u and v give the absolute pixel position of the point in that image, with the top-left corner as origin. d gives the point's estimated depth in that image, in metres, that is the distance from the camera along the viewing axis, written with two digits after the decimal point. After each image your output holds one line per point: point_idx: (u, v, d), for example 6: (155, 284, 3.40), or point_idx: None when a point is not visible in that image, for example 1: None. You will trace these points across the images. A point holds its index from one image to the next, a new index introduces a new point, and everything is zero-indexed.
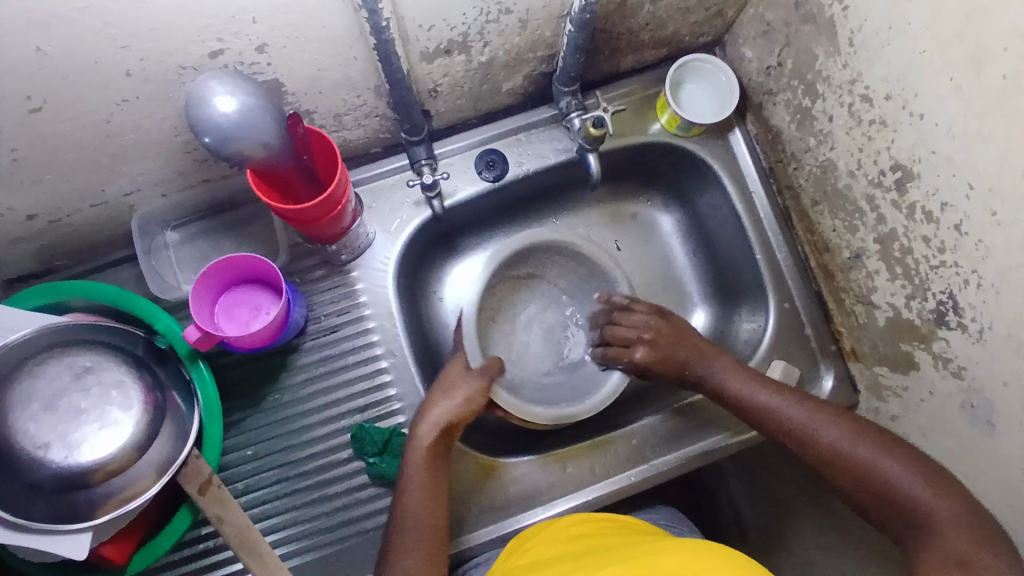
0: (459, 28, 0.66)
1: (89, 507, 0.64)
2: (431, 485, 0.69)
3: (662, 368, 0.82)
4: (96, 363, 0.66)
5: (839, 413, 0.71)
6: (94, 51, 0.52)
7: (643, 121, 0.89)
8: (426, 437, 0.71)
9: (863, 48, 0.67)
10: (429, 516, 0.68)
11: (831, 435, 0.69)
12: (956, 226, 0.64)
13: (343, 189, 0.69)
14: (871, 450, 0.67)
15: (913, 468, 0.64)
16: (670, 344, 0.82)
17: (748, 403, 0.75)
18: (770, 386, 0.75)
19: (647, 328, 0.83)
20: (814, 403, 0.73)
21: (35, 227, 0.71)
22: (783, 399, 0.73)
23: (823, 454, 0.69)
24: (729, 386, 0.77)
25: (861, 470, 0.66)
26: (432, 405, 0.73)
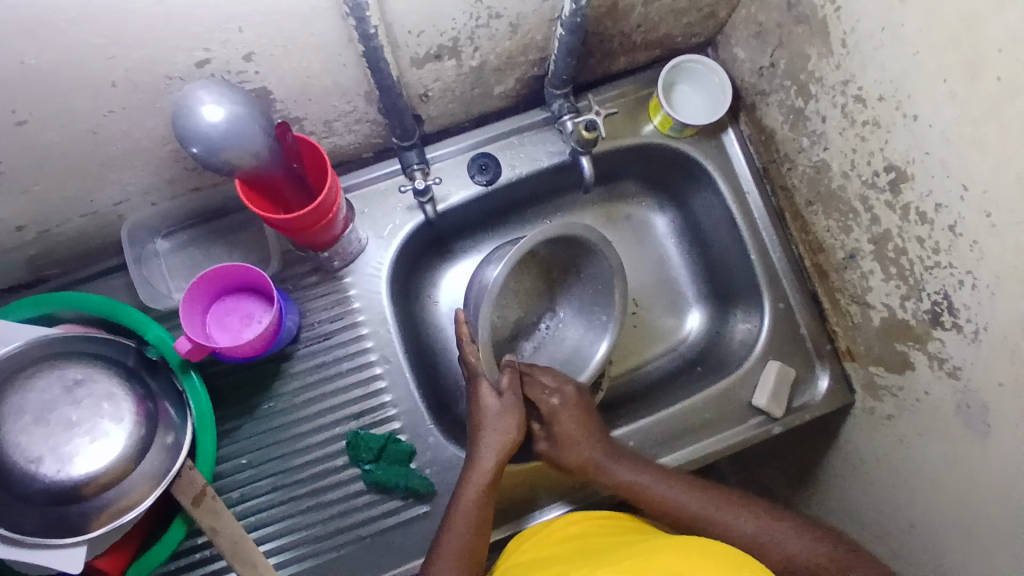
0: (449, 33, 0.66)
1: (83, 519, 0.64)
2: (479, 513, 0.70)
3: (561, 436, 0.77)
4: (86, 375, 0.66)
5: (736, 499, 0.72)
6: (80, 63, 0.52)
7: (636, 123, 0.88)
8: (488, 462, 0.72)
9: (856, 49, 0.67)
10: (474, 535, 0.69)
11: (740, 525, 0.69)
12: (950, 227, 0.64)
13: (334, 196, 0.68)
14: (768, 530, 0.68)
15: (829, 542, 0.67)
16: (575, 421, 0.77)
17: (652, 493, 0.73)
18: (667, 476, 0.74)
19: (557, 393, 0.78)
20: (694, 484, 0.74)
21: (24, 238, 0.70)
22: (683, 489, 0.73)
23: (732, 541, 0.69)
24: (627, 479, 0.74)
25: (778, 552, 0.67)
26: (483, 435, 0.74)
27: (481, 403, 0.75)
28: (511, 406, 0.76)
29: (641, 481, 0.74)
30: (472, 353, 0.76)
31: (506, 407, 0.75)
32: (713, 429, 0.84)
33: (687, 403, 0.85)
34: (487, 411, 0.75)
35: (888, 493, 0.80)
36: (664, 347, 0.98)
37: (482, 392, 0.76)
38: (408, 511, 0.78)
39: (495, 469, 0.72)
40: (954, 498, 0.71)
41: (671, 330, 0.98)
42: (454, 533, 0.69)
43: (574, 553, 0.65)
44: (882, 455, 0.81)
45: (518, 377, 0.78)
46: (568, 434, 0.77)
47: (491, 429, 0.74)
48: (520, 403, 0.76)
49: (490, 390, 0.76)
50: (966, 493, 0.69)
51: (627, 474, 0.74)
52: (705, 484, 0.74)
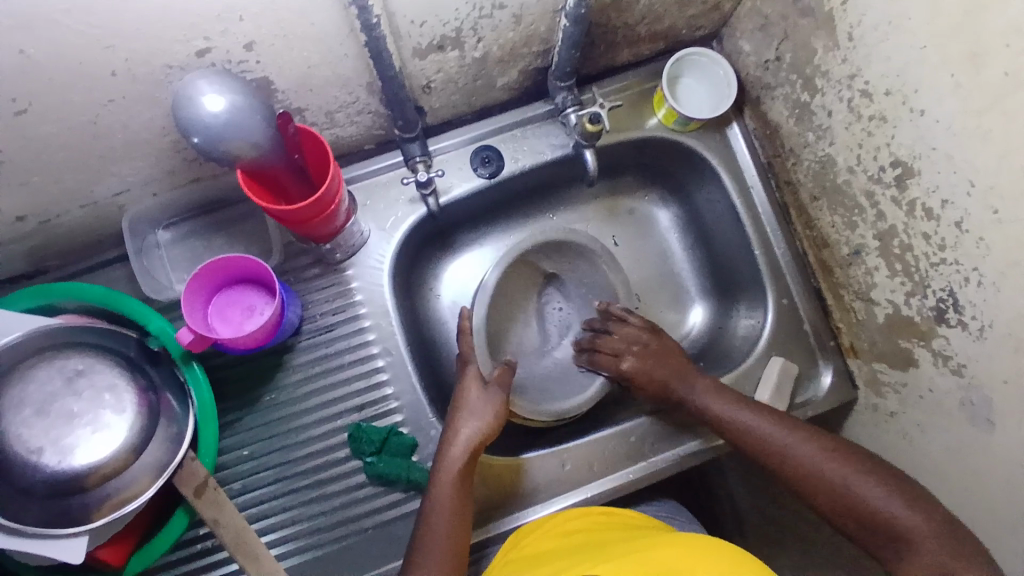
0: (452, 23, 0.65)
1: (84, 510, 0.64)
2: (460, 504, 0.69)
3: (645, 384, 0.83)
4: (87, 366, 0.66)
5: (813, 433, 0.72)
6: (79, 52, 0.51)
7: (640, 116, 0.88)
8: (461, 452, 0.72)
9: (862, 42, 0.66)
10: (454, 525, 0.68)
11: (803, 454, 0.70)
12: (956, 223, 0.63)
13: (336, 188, 0.68)
14: (843, 471, 0.67)
15: (895, 489, 0.65)
16: (657, 365, 0.83)
17: (723, 421, 0.76)
18: (748, 404, 0.77)
19: (636, 341, 0.86)
20: (791, 420, 0.74)
21: (25, 229, 0.70)
22: (757, 418, 0.75)
23: (795, 471, 0.70)
24: (716, 408, 0.77)
25: (836, 488, 0.67)
26: (458, 424, 0.73)
27: (462, 393, 0.76)
28: (490, 399, 0.76)
29: (725, 412, 0.76)
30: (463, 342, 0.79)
31: (485, 398, 0.76)
32: None
33: None
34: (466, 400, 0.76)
35: None
36: (665, 339, 0.98)
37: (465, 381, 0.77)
38: (409, 504, 0.78)
39: (471, 458, 0.72)
40: (957, 495, 0.71)
41: (674, 324, 0.98)
42: (432, 523, 0.68)
43: (574, 548, 0.65)
44: (886, 451, 0.81)
45: (509, 370, 0.80)
46: (643, 375, 0.83)
47: (469, 416, 0.74)
48: (501, 394, 0.77)
49: (473, 380, 0.77)
50: (969, 490, 0.69)
51: (717, 404, 0.77)
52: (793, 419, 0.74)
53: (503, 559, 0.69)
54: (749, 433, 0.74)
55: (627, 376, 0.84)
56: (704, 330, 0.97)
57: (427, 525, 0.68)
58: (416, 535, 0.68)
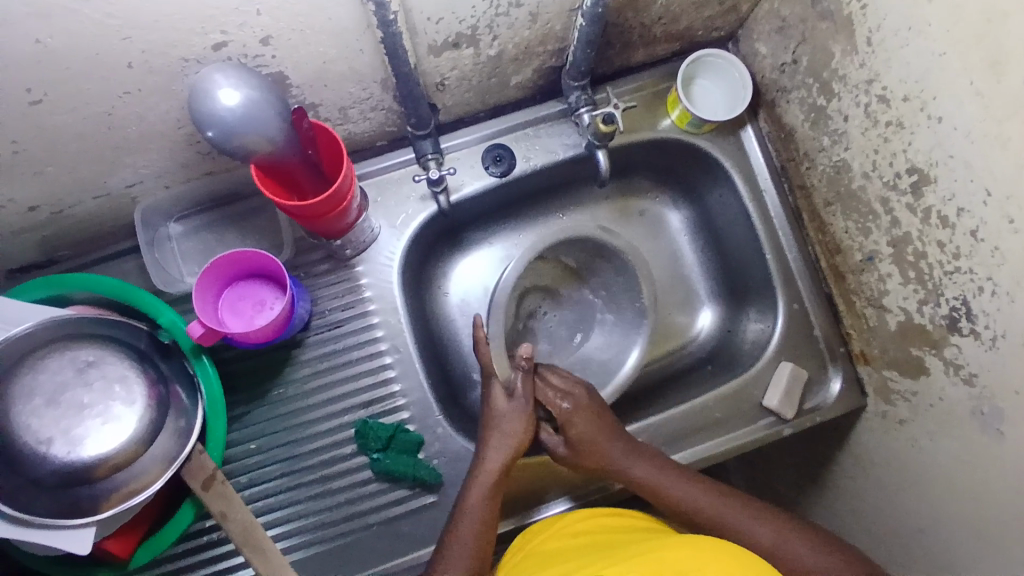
0: (468, 21, 0.65)
1: (93, 501, 0.64)
2: (488, 514, 0.69)
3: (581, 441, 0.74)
4: (98, 358, 0.66)
5: (747, 505, 0.71)
6: (96, 43, 0.51)
7: (654, 117, 0.87)
8: (495, 463, 0.72)
9: (881, 47, 0.66)
10: (482, 536, 0.68)
11: (755, 531, 0.69)
12: (972, 231, 0.62)
13: (349, 184, 0.68)
14: (791, 541, 0.67)
15: (838, 555, 0.65)
16: (589, 423, 0.74)
17: (665, 491, 0.72)
18: (685, 474, 0.74)
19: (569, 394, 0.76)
20: (718, 490, 0.72)
21: (38, 218, 0.70)
22: (698, 491, 0.72)
23: (747, 548, 0.68)
24: (647, 479, 0.73)
25: (792, 566, 0.66)
26: (490, 435, 0.74)
27: (491, 405, 0.75)
28: (520, 409, 0.75)
29: (662, 483, 0.73)
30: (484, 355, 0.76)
31: (513, 408, 0.75)
32: (723, 428, 0.84)
33: (698, 401, 0.84)
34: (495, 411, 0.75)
35: (899, 497, 0.80)
36: (685, 334, 0.97)
37: (492, 394, 0.75)
38: (416, 500, 0.78)
39: (502, 469, 0.72)
40: (965, 505, 0.70)
41: (683, 327, 0.98)
42: (459, 532, 0.68)
43: (580, 551, 0.64)
44: (894, 458, 0.80)
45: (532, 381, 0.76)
46: (588, 444, 0.74)
47: (500, 429, 0.74)
48: (529, 404, 0.75)
49: (499, 392, 0.75)
50: (977, 500, 0.69)
51: (650, 473, 0.74)
52: (717, 485, 0.73)
53: (509, 560, 0.69)
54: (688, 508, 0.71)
55: (562, 420, 0.75)
56: (713, 334, 0.96)
57: (455, 535, 0.68)
58: (442, 544, 0.68)
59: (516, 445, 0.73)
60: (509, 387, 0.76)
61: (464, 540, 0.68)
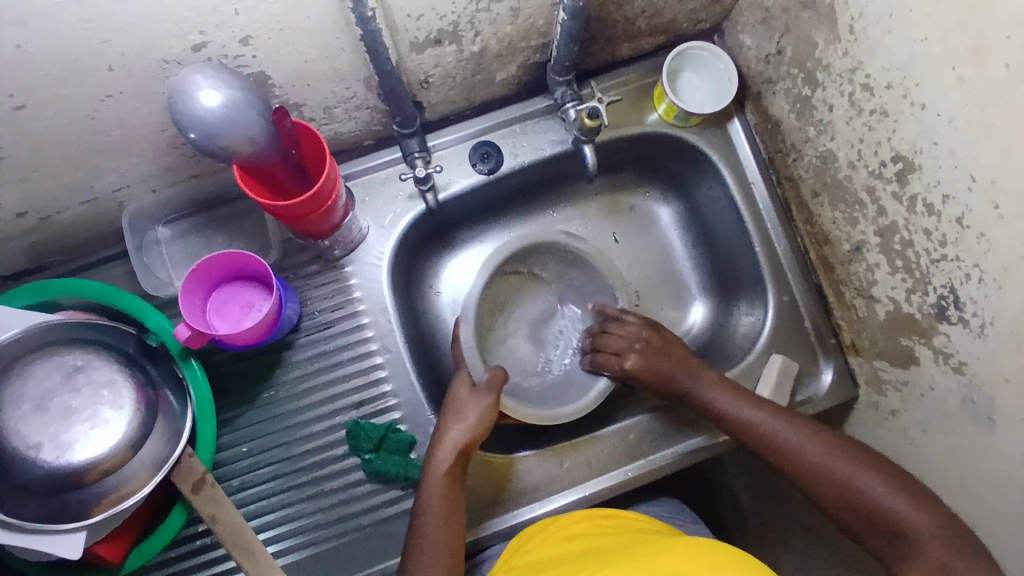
0: (449, 17, 0.65)
1: (81, 507, 0.64)
2: (449, 508, 0.69)
3: (648, 377, 0.82)
4: (86, 362, 0.66)
5: (817, 429, 0.71)
6: (76, 47, 0.51)
7: (641, 111, 0.87)
8: (446, 455, 0.71)
9: (863, 36, 0.66)
10: (444, 529, 0.68)
11: (809, 451, 0.70)
12: (957, 219, 0.62)
13: (332, 184, 0.67)
14: (842, 465, 0.67)
15: (898, 488, 0.65)
16: (656, 360, 0.82)
17: (728, 414, 0.75)
18: (759, 404, 0.75)
19: (637, 339, 0.84)
20: (792, 417, 0.73)
21: (26, 225, 0.70)
22: (751, 407, 0.75)
23: (802, 467, 0.70)
24: (709, 401, 0.77)
25: (844, 483, 0.67)
26: (445, 426, 0.73)
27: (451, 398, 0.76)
28: (479, 400, 0.76)
29: (730, 409, 0.76)
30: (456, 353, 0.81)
31: (475, 398, 0.76)
32: None
33: None
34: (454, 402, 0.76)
35: None
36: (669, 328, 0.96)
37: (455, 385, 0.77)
38: (408, 501, 0.78)
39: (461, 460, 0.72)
40: (958, 494, 0.70)
41: (674, 322, 0.98)
42: (423, 527, 0.68)
43: (576, 553, 0.64)
44: (886, 450, 0.80)
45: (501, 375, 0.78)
46: (648, 373, 0.82)
47: (456, 419, 0.74)
48: (489, 395, 0.76)
49: (463, 383, 0.77)
50: (970, 490, 0.68)
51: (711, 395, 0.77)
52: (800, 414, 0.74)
53: (511, 562, 0.68)
54: (758, 433, 0.73)
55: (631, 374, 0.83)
56: (704, 328, 0.96)
57: (419, 529, 0.68)
58: (410, 542, 0.68)
59: (476, 436, 0.73)
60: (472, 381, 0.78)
61: (430, 536, 0.67)
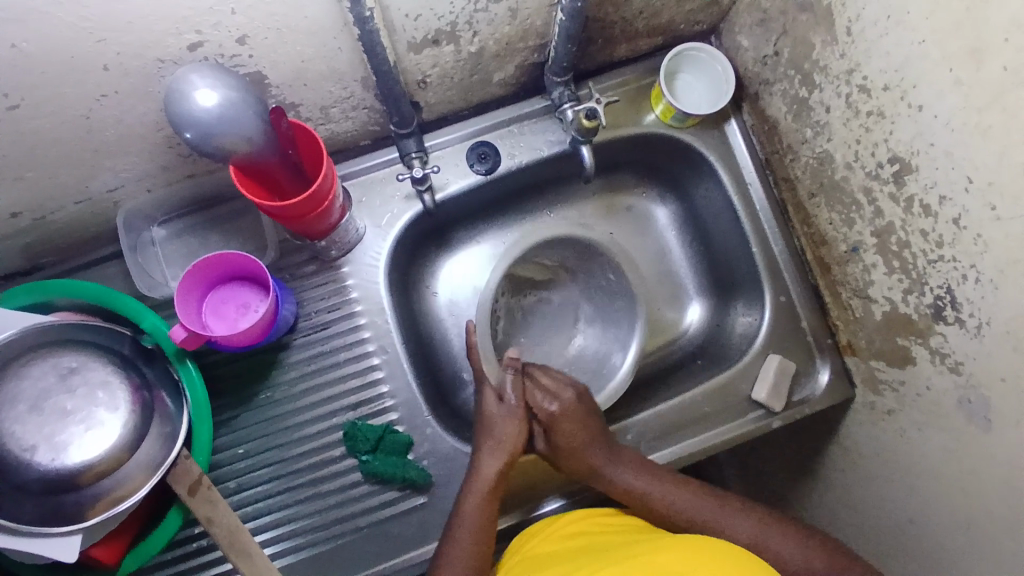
0: (447, 17, 0.65)
1: (78, 508, 0.63)
2: (486, 521, 0.69)
3: (564, 439, 0.74)
4: (81, 363, 0.65)
5: (728, 502, 0.71)
6: (71, 46, 0.51)
7: (638, 112, 0.87)
8: (490, 470, 0.72)
9: (860, 37, 0.66)
10: (478, 542, 0.68)
11: (731, 526, 0.69)
12: (954, 220, 0.62)
13: (329, 184, 0.67)
14: (764, 538, 0.67)
15: (820, 553, 0.66)
16: (575, 421, 0.74)
17: (650, 497, 0.72)
18: (673, 479, 0.73)
19: (559, 395, 0.76)
20: (702, 490, 0.72)
21: (20, 225, 0.69)
22: (658, 485, 0.72)
23: (726, 546, 0.68)
24: (627, 479, 0.73)
25: (775, 562, 0.66)
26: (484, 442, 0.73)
27: (483, 411, 0.76)
28: (512, 414, 0.76)
29: (644, 488, 0.72)
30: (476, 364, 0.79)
31: (506, 412, 0.76)
32: (714, 422, 0.84)
33: (687, 395, 0.84)
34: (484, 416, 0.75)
35: (889, 485, 0.80)
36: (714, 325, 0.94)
37: (483, 399, 0.76)
38: (406, 501, 0.78)
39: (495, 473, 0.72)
40: (954, 493, 0.70)
41: (671, 322, 0.98)
42: (458, 537, 0.68)
43: (574, 553, 0.64)
44: (882, 450, 0.80)
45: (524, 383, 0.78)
46: (567, 433, 0.74)
47: (494, 435, 0.74)
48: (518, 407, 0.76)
49: (491, 397, 0.76)
50: (967, 489, 0.69)
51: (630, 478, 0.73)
52: (704, 485, 0.73)
53: (512, 561, 0.68)
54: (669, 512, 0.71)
55: (552, 426, 0.74)
56: (701, 328, 0.96)
57: (453, 542, 0.68)
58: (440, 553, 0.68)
59: (511, 451, 0.73)
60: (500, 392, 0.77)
61: (463, 549, 0.67)
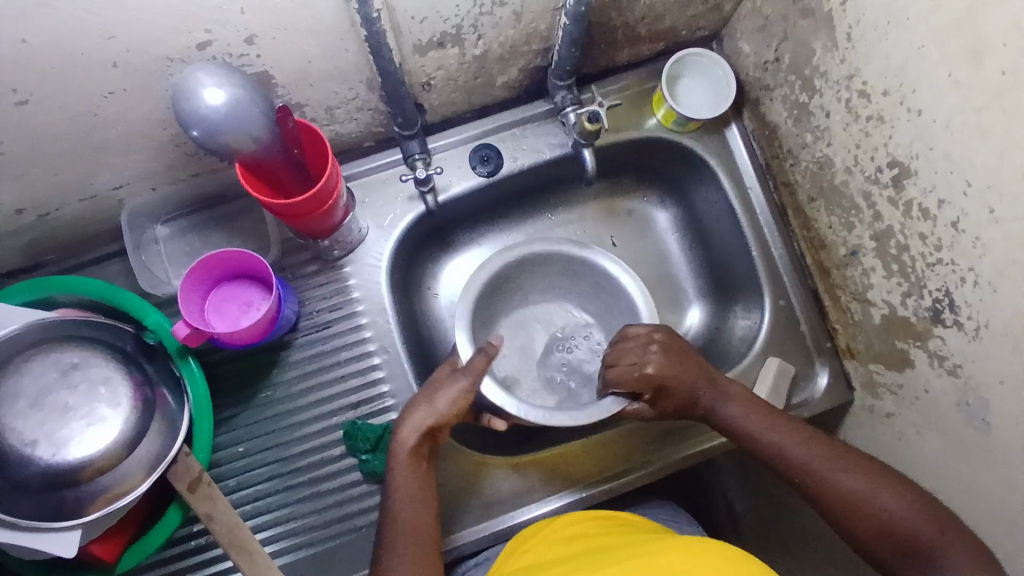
0: (452, 19, 0.65)
1: (77, 504, 0.63)
2: (418, 489, 0.68)
3: (671, 386, 0.72)
4: (83, 359, 0.66)
5: (843, 450, 0.68)
6: (80, 42, 0.51)
7: (640, 116, 0.88)
8: (410, 437, 0.68)
9: (861, 43, 0.67)
10: (416, 511, 0.67)
11: (840, 476, 0.66)
12: (953, 223, 0.63)
13: (333, 183, 0.68)
14: (868, 487, 0.65)
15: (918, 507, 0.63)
16: (675, 365, 0.72)
17: (756, 437, 0.71)
18: (782, 421, 0.72)
19: (649, 343, 0.74)
20: (816, 437, 0.70)
21: (24, 221, 0.69)
22: (789, 434, 0.70)
23: (833, 493, 0.66)
24: (734, 418, 0.72)
25: (876, 513, 0.63)
26: (413, 407, 0.69)
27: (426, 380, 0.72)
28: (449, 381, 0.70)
29: (752, 427, 0.71)
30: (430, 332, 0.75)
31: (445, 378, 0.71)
32: None
33: None
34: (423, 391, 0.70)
35: None
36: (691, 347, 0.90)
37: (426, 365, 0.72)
38: None
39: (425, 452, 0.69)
40: (953, 497, 0.71)
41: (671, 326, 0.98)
42: (395, 519, 0.66)
43: (574, 554, 0.64)
44: (881, 454, 0.81)
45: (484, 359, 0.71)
46: (671, 381, 0.71)
47: (424, 399, 0.69)
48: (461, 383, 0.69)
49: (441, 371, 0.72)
50: (966, 492, 0.69)
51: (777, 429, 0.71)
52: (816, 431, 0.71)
53: (512, 560, 0.68)
54: (780, 452, 0.70)
55: (653, 381, 0.71)
56: (701, 331, 0.97)
57: (393, 513, 0.67)
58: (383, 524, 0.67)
59: (442, 421, 0.69)
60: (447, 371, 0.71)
61: (404, 519, 0.66)
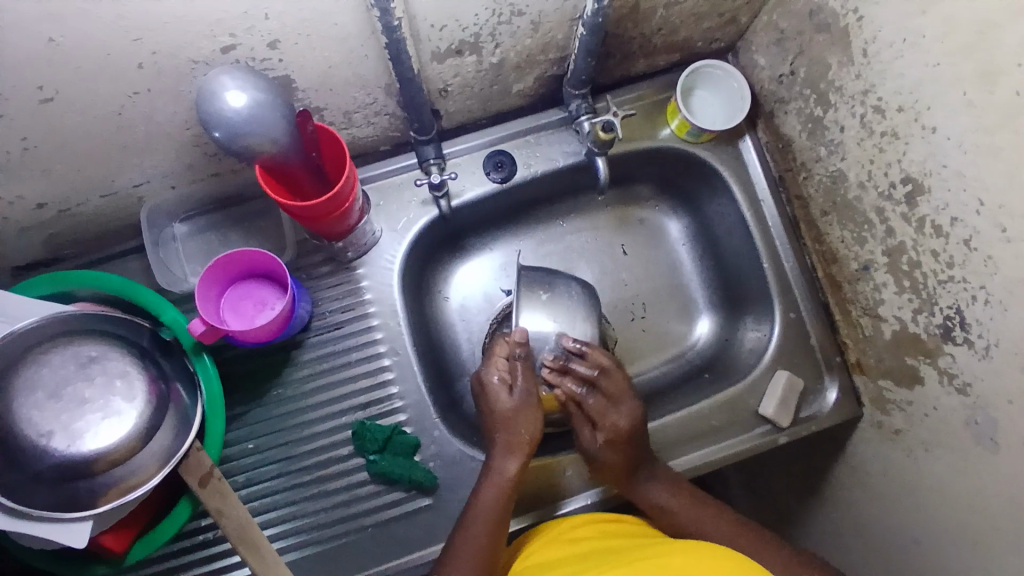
0: (470, 29, 0.66)
1: (91, 495, 0.64)
2: (502, 508, 0.70)
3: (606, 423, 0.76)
4: (100, 354, 0.66)
5: (767, 542, 0.69)
6: (108, 44, 0.53)
7: (653, 126, 0.89)
8: (508, 466, 0.72)
9: (876, 59, 0.67)
10: (496, 527, 0.68)
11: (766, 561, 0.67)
12: (965, 241, 0.63)
13: (350, 186, 0.69)
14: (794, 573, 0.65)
15: None
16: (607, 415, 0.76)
17: (678, 517, 0.73)
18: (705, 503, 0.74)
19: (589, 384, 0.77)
20: (739, 526, 0.71)
21: (46, 216, 0.71)
22: (713, 522, 0.72)
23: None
24: (659, 498, 0.74)
25: None
26: (500, 429, 0.74)
27: (493, 402, 0.75)
28: (525, 402, 0.75)
29: (675, 506, 0.73)
30: (491, 372, 0.76)
31: (521, 406, 0.74)
32: (720, 435, 0.84)
33: (695, 409, 0.85)
34: (502, 412, 0.75)
35: (895, 506, 0.80)
36: (642, 322, 0.98)
37: (492, 385, 0.75)
38: (410, 503, 0.78)
39: (518, 470, 0.72)
40: (960, 515, 0.70)
41: (681, 335, 0.98)
42: (467, 531, 0.67)
43: (580, 556, 0.64)
44: (891, 470, 0.80)
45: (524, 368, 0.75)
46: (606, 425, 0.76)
47: (510, 424, 0.74)
48: (530, 395, 0.75)
49: (500, 390, 0.75)
50: (973, 512, 0.69)
51: (694, 518, 0.72)
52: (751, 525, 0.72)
53: (517, 565, 0.68)
54: (704, 533, 0.71)
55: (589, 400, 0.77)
56: (711, 343, 0.97)
57: (466, 526, 0.68)
58: (453, 537, 0.68)
59: (527, 442, 0.73)
60: (509, 379, 0.76)
61: (476, 534, 0.67)
